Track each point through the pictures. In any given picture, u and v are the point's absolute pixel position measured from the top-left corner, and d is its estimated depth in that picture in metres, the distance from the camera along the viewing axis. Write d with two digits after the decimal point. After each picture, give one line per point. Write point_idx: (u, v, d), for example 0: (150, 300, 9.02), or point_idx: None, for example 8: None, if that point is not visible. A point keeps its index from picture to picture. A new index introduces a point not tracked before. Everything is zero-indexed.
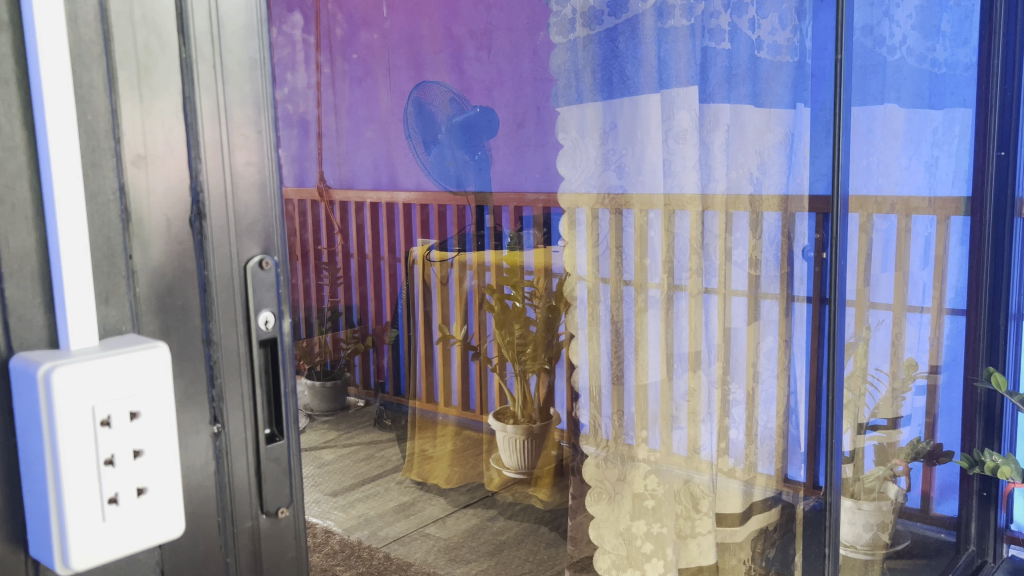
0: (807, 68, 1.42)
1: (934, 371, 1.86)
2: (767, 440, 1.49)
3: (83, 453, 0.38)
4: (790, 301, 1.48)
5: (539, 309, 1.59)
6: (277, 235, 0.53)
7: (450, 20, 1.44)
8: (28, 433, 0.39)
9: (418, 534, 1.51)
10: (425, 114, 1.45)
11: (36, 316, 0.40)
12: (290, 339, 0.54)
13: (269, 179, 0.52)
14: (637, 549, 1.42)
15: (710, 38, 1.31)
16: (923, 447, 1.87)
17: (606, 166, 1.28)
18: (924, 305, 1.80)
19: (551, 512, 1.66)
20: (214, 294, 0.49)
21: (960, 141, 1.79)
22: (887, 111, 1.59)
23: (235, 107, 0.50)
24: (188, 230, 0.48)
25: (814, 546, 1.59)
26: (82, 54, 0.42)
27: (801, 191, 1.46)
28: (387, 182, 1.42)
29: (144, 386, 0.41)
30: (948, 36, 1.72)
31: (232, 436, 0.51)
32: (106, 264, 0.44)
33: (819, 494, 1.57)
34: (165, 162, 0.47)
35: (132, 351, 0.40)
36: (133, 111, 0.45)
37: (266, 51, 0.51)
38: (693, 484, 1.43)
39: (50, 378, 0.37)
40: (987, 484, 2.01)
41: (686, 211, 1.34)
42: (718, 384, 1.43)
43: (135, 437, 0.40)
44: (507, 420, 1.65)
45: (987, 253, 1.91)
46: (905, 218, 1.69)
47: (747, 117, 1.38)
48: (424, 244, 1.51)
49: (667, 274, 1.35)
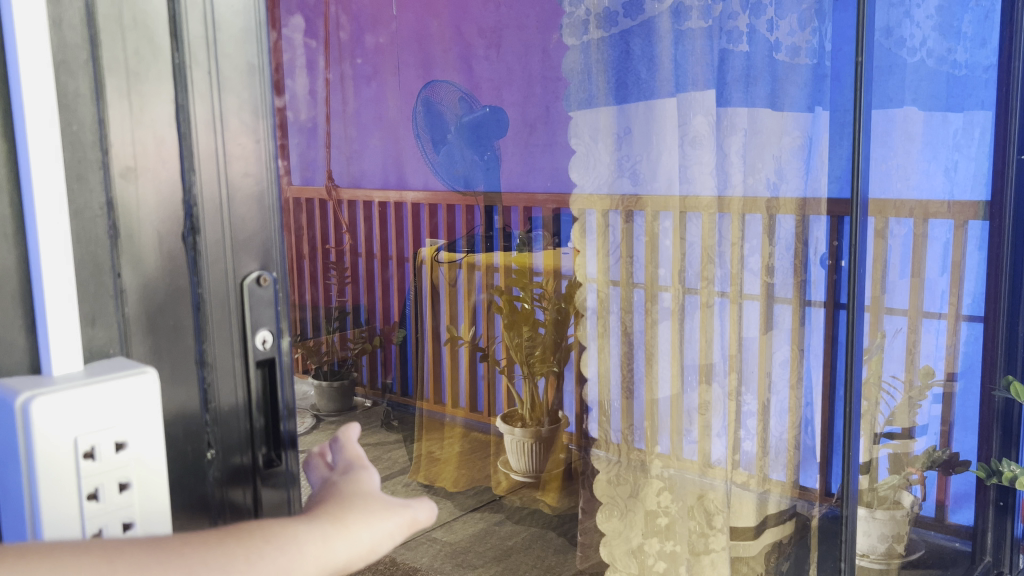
0: (826, 70, 1.37)
1: (951, 379, 1.82)
2: (779, 451, 1.45)
3: (64, 486, 0.36)
4: (805, 306, 1.43)
5: (548, 311, 1.52)
6: (276, 250, 0.50)
7: (460, 19, 1.42)
8: (5, 470, 0.36)
9: (425, 538, 1.60)
10: (435, 114, 1.45)
11: (17, 339, 0.39)
12: (291, 359, 0.52)
13: (268, 190, 0.50)
14: (649, 566, 1.43)
15: (728, 38, 1.29)
16: (939, 456, 1.84)
17: (620, 172, 1.29)
18: (941, 312, 1.76)
19: (558, 517, 1.62)
20: (208, 313, 0.48)
21: (979, 145, 1.75)
22: (905, 114, 1.55)
23: (232, 115, 0.48)
24: (182, 246, 0.46)
25: (829, 561, 1.52)
26: (68, 61, 0.40)
27: (819, 194, 1.41)
28: (395, 183, 1.44)
29: (132, 415, 0.38)
30: (968, 37, 1.68)
31: (229, 461, 0.49)
32: (93, 283, 0.42)
33: (832, 501, 1.51)
34: (157, 174, 0.45)
35: (117, 379, 0.38)
36: (122, 119, 0.43)
37: (266, 56, 0.49)
38: (708, 500, 1.40)
39: (29, 408, 0.35)
40: (1004, 493, 1.95)
41: (699, 214, 1.31)
42: (730, 394, 1.39)
43: (121, 470, 0.38)
44: (515, 423, 1.61)
45: (1007, 259, 1.86)
46: (922, 223, 1.65)
47: (763, 121, 1.35)
48: (432, 244, 1.50)
49: (678, 277, 1.32)
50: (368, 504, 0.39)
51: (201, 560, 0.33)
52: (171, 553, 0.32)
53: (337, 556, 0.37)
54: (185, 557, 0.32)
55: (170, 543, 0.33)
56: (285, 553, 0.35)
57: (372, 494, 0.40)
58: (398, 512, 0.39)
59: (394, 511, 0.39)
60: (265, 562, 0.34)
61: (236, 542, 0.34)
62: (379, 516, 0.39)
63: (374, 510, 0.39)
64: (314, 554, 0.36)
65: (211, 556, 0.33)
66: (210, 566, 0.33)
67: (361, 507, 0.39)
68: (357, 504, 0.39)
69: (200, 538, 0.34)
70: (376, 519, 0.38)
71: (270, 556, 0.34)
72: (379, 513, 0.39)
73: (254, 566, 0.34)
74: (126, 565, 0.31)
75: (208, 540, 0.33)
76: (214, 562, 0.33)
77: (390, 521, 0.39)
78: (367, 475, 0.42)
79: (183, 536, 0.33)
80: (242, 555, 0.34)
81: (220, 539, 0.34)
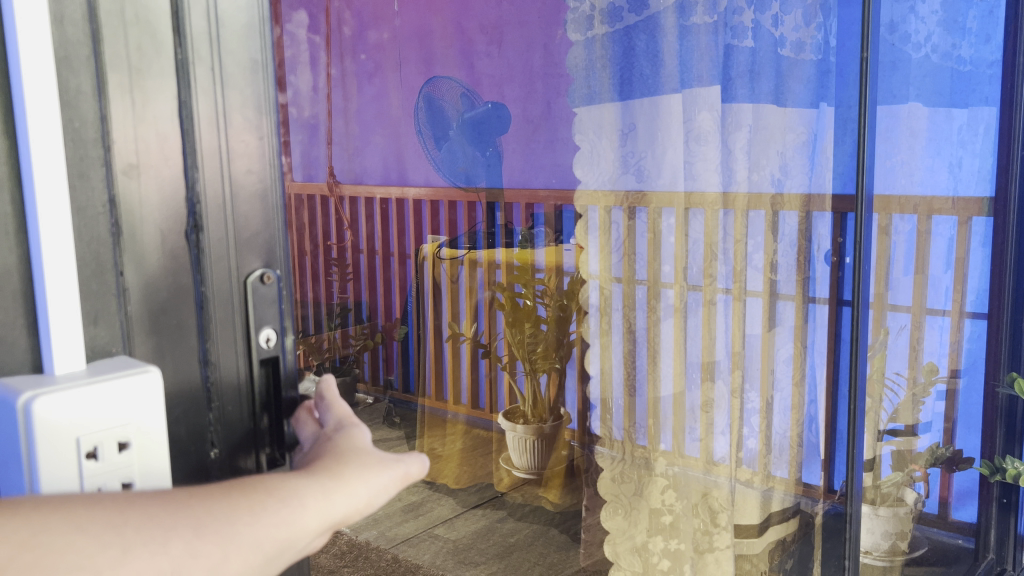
0: (831, 65, 1.37)
1: (954, 375, 1.81)
2: (783, 449, 1.45)
3: (66, 485, 0.35)
4: (809, 302, 1.42)
5: (550, 308, 1.50)
6: (279, 247, 0.51)
7: (461, 15, 1.44)
8: (6, 470, 0.35)
9: (427, 535, 1.65)
10: (436, 109, 1.47)
11: (18, 339, 0.38)
12: (293, 357, 0.53)
13: (271, 187, 0.50)
14: (654, 565, 1.42)
15: (733, 35, 1.27)
16: (942, 453, 1.83)
17: (624, 168, 1.29)
18: (945, 309, 1.75)
19: (562, 514, 1.58)
20: (211, 312, 0.47)
21: (984, 141, 1.74)
22: (910, 110, 1.55)
23: (235, 112, 0.48)
24: (184, 244, 0.46)
25: (834, 560, 1.54)
26: (69, 56, 0.40)
27: (824, 191, 1.40)
28: (397, 178, 1.43)
29: (136, 414, 0.38)
30: (973, 33, 1.67)
31: (232, 456, 0.49)
32: (95, 282, 0.42)
33: (838, 498, 1.52)
34: (159, 172, 0.45)
35: (121, 377, 0.38)
36: (124, 115, 0.43)
37: (268, 53, 0.50)
38: (712, 496, 1.39)
39: (31, 408, 0.35)
40: (1007, 491, 1.94)
41: (703, 210, 1.30)
42: (733, 391, 1.38)
43: (124, 469, 0.38)
44: (518, 420, 1.59)
45: (1010, 255, 1.85)
46: (927, 219, 1.64)
47: (768, 117, 1.34)
48: (434, 240, 1.50)
49: (682, 275, 1.31)
50: (363, 459, 0.40)
51: (206, 510, 0.33)
52: (179, 504, 0.33)
53: (337, 510, 0.37)
54: (192, 508, 0.33)
55: (177, 496, 0.33)
56: (287, 506, 0.35)
57: (367, 451, 0.41)
58: (393, 466, 0.41)
59: (388, 466, 0.41)
60: (268, 515, 0.35)
61: (241, 495, 0.35)
62: (375, 470, 0.40)
63: (370, 465, 0.40)
64: (315, 508, 0.36)
65: (216, 507, 0.33)
66: (216, 517, 0.33)
67: (357, 463, 0.40)
68: (352, 459, 0.40)
69: (207, 492, 0.34)
70: (372, 472, 0.40)
71: (273, 509, 0.35)
72: (375, 468, 0.40)
73: (260, 517, 0.34)
74: (136, 516, 0.32)
75: (214, 494, 0.34)
76: (219, 512, 0.33)
77: (385, 475, 0.40)
78: (359, 432, 0.44)
79: (187, 490, 0.34)
80: (246, 506, 0.34)
81: (225, 492, 0.34)
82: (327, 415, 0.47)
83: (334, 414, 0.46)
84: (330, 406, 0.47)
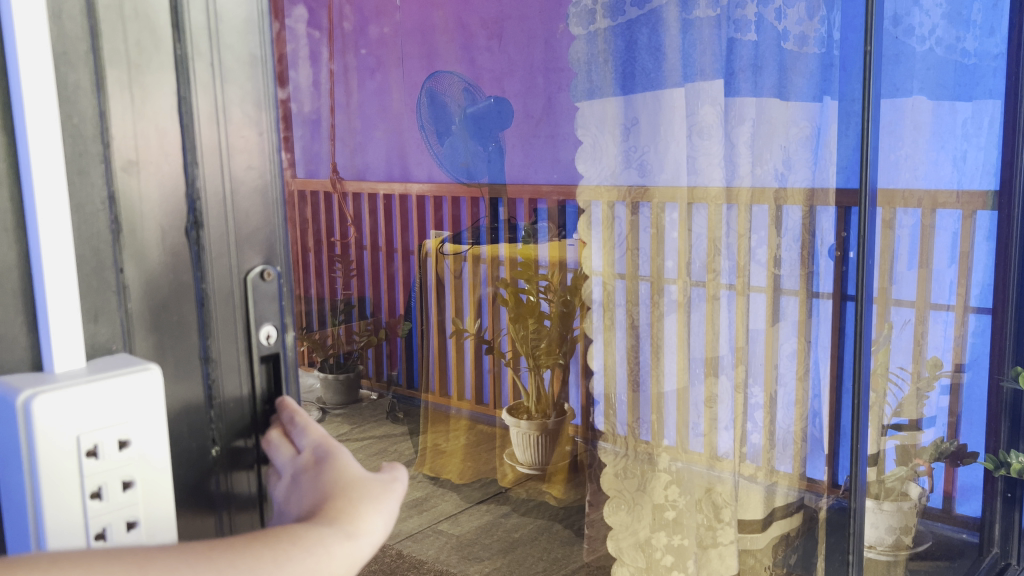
0: (834, 59, 1.36)
1: (958, 370, 1.80)
2: (786, 443, 1.44)
3: (65, 484, 0.35)
4: (812, 297, 1.42)
5: (553, 303, 1.51)
6: (279, 243, 0.51)
7: (462, 10, 1.43)
8: (4, 465, 0.35)
9: (431, 531, 1.68)
10: (438, 105, 1.46)
11: (18, 336, 0.38)
12: (295, 353, 0.53)
13: (271, 184, 0.50)
14: (657, 561, 1.41)
15: (736, 29, 1.27)
16: (947, 447, 1.82)
17: (627, 164, 1.29)
18: (949, 304, 1.74)
19: (565, 509, 1.64)
20: (212, 309, 0.47)
21: (989, 134, 1.72)
22: (913, 104, 1.54)
23: (234, 107, 0.48)
24: (185, 241, 0.46)
25: (837, 555, 1.53)
26: (68, 52, 0.40)
27: (828, 183, 1.39)
28: (399, 175, 1.46)
29: (136, 412, 0.38)
30: (978, 26, 1.65)
31: (235, 453, 0.49)
32: (95, 279, 0.42)
33: (841, 493, 1.51)
34: (159, 167, 0.45)
35: (122, 374, 0.37)
36: (124, 110, 0.43)
37: (268, 47, 0.49)
38: (716, 492, 1.39)
39: (30, 406, 0.34)
40: (1012, 485, 1.94)
41: (706, 204, 1.30)
42: (737, 387, 1.38)
43: (124, 466, 0.37)
44: (520, 416, 1.61)
45: (1014, 249, 1.84)
46: (930, 213, 1.63)
47: (772, 110, 1.33)
48: (437, 236, 1.51)
49: (685, 270, 1.31)
50: (368, 490, 0.40)
51: (229, 562, 0.32)
52: (198, 558, 0.32)
53: (363, 551, 0.37)
54: (214, 560, 0.32)
55: (197, 549, 0.32)
56: (312, 555, 0.35)
57: (366, 478, 0.41)
58: (392, 488, 0.41)
59: (389, 489, 0.41)
60: (293, 564, 0.34)
61: (263, 545, 0.34)
62: (382, 499, 0.40)
63: (376, 495, 0.40)
64: (341, 555, 0.36)
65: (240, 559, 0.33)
66: (237, 568, 0.32)
67: (365, 495, 0.39)
68: (358, 492, 0.39)
69: (228, 544, 0.33)
70: (377, 502, 0.39)
71: (298, 558, 0.34)
72: (381, 496, 0.40)
73: (282, 569, 0.33)
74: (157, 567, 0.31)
75: (236, 546, 0.33)
76: (244, 564, 0.33)
77: (390, 500, 0.40)
78: (346, 455, 0.43)
79: (208, 543, 0.33)
80: (267, 558, 0.33)
81: (247, 543, 0.33)
82: (303, 440, 0.46)
83: (310, 437, 0.46)
84: (305, 430, 0.47)
